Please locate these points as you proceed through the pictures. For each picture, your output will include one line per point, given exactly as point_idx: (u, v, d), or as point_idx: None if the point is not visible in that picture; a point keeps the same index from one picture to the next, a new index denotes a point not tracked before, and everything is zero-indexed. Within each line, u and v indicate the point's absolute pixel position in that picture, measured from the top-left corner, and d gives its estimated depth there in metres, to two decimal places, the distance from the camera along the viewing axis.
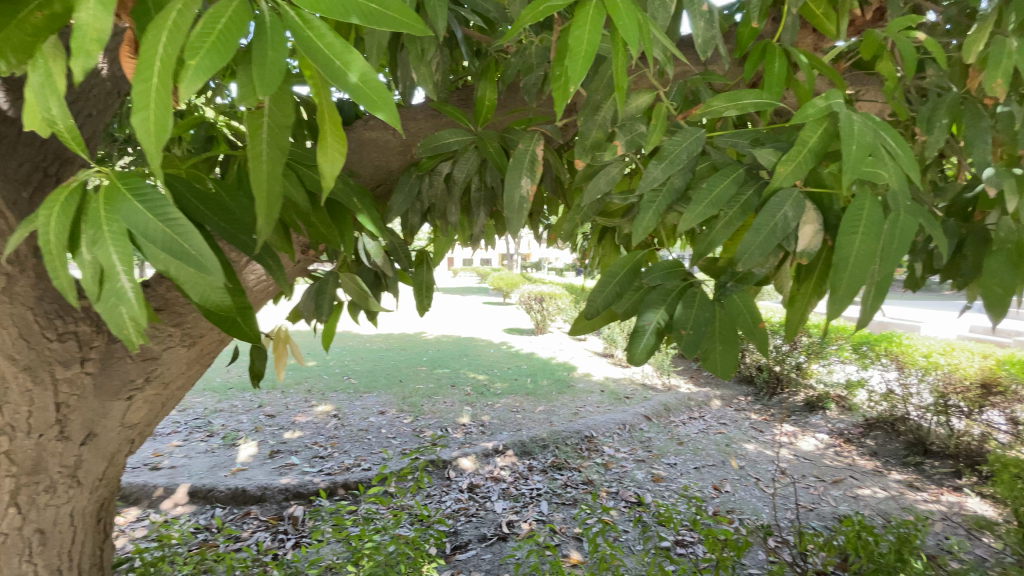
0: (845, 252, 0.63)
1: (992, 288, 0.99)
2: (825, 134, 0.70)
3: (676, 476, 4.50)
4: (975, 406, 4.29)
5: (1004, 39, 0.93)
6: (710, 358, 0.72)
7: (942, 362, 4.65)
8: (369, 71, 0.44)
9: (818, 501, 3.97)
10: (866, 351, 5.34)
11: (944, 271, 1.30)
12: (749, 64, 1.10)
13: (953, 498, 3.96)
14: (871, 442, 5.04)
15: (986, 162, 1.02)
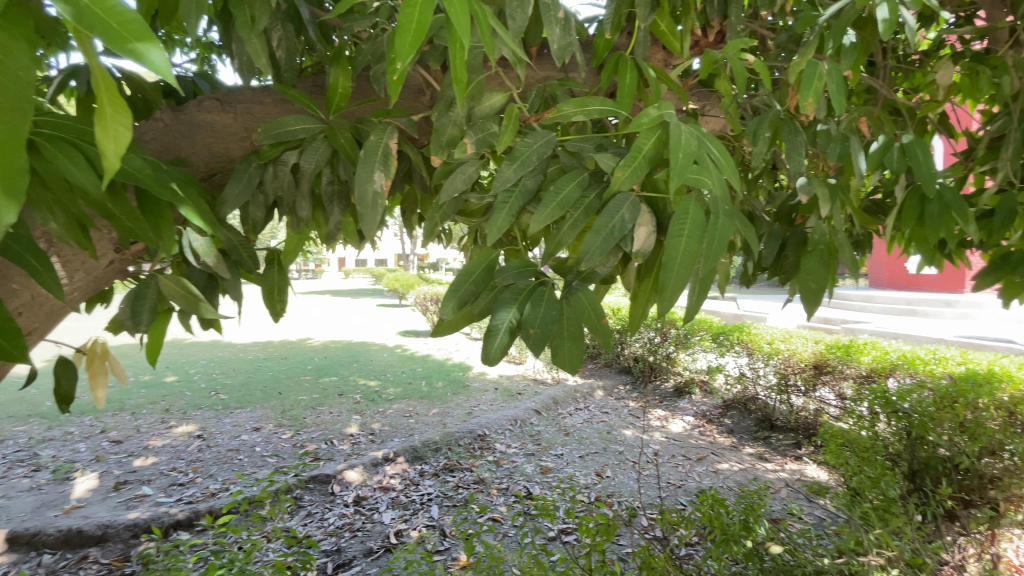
0: (673, 253, 0.67)
1: (809, 284, 1.14)
2: (658, 142, 0.74)
3: (563, 466, 4.70)
4: (806, 383, 5.04)
5: (817, 63, 1.06)
6: (559, 354, 0.73)
7: (782, 347, 5.38)
8: (125, 11, 0.39)
9: (686, 478, 4.39)
10: (724, 340, 6.02)
11: (772, 269, 1.47)
12: (606, 72, 1.15)
13: (794, 466, 4.58)
14: (729, 421, 5.69)
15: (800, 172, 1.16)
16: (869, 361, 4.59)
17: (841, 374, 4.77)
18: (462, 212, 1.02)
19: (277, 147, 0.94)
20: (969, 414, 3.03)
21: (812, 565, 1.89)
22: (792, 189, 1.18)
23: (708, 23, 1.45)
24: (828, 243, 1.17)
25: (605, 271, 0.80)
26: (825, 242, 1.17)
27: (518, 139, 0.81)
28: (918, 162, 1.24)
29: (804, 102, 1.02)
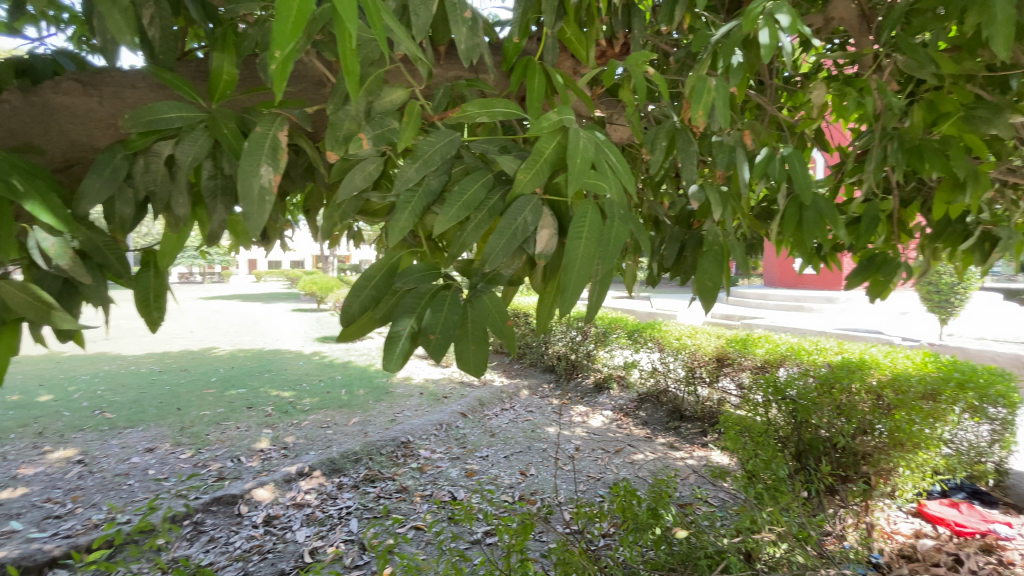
0: (573, 255, 0.69)
1: (705, 283, 1.22)
2: (559, 146, 0.76)
3: (487, 468, 4.70)
4: (710, 375, 5.43)
5: (706, 78, 1.13)
6: (464, 358, 0.72)
7: (689, 342, 5.78)
8: None
9: (604, 470, 4.57)
10: (639, 337, 6.34)
11: (673, 270, 1.57)
12: (514, 76, 1.15)
13: (701, 453, 4.92)
14: (644, 414, 6.00)
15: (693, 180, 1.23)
16: (763, 353, 5.05)
17: (740, 365, 5.20)
18: (364, 211, 0.97)
19: (147, 137, 0.87)
20: (843, 397, 3.42)
21: (713, 545, 2.04)
22: (687, 195, 1.26)
23: (614, 34, 1.51)
24: (720, 245, 1.26)
25: (509, 273, 0.79)
26: (719, 244, 1.26)
27: (419, 137, 0.79)
28: (795, 173, 1.37)
29: (695, 115, 1.09)
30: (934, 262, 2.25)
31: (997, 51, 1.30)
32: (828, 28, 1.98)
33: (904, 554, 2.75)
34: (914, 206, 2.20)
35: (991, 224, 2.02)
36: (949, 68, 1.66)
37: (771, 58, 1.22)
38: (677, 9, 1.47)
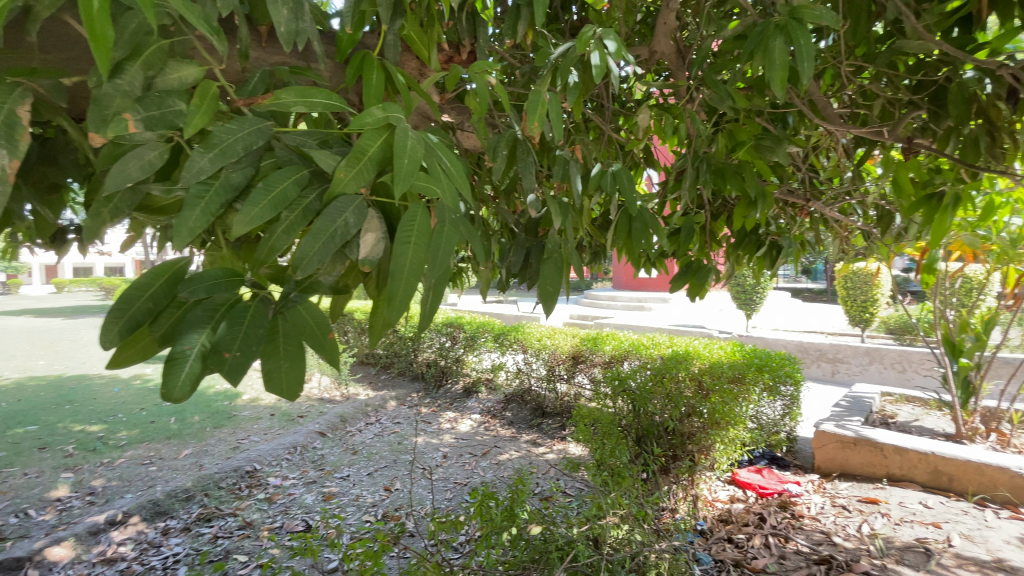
0: (400, 262, 0.64)
1: (546, 288, 1.26)
2: (385, 146, 0.71)
3: (348, 488, 4.41)
4: (568, 372, 5.79)
5: (541, 92, 1.16)
6: (273, 379, 0.65)
7: (549, 342, 6.09)
8: None
9: (471, 475, 4.60)
10: (504, 340, 6.50)
11: (519, 276, 1.60)
12: (350, 70, 1.08)
13: (561, 446, 5.21)
14: (509, 414, 6.16)
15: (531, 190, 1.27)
16: (611, 350, 5.53)
17: (592, 361, 5.63)
18: (145, 208, 0.85)
19: None
20: (673, 384, 3.89)
21: (563, 537, 2.16)
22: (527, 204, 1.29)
23: (460, 41, 1.51)
24: (559, 252, 1.31)
25: (330, 279, 0.73)
26: (558, 252, 1.32)
27: (219, 125, 0.70)
28: (622, 186, 1.49)
29: (529, 126, 1.12)
30: (738, 267, 2.65)
31: (774, 91, 1.56)
32: (652, 59, 2.24)
33: (722, 518, 3.20)
34: (722, 219, 2.56)
35: (777, 235, 2.44)
36: (743, 103, 1.96)
37: (600, 79, 1.31)
38: (519, 24, 1.53)
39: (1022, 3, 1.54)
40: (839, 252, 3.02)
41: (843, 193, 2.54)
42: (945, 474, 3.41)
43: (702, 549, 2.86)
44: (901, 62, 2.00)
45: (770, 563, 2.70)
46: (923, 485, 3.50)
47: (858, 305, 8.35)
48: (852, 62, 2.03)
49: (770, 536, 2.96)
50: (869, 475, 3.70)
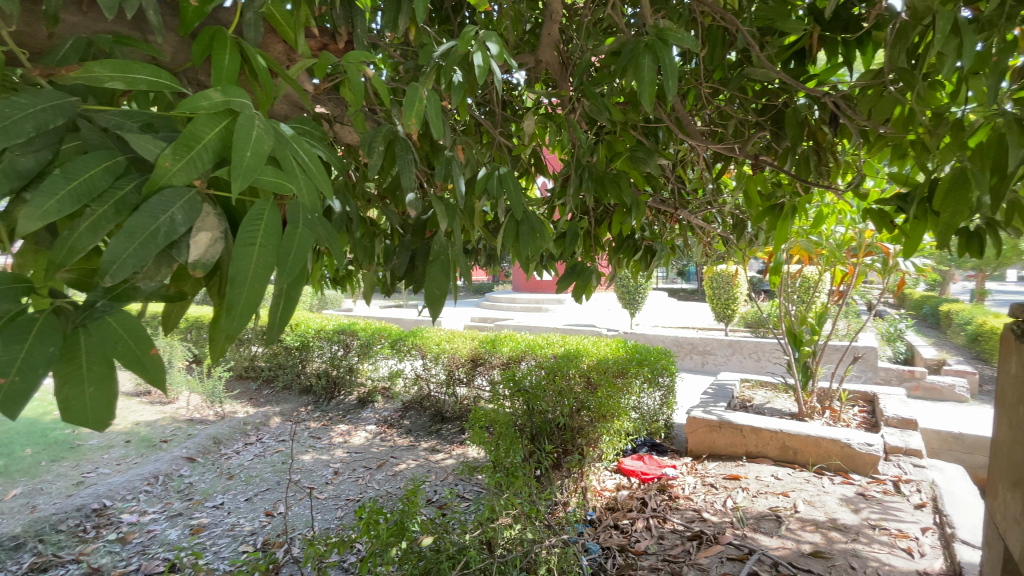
0: (243, 265, 0.57)
1: (433, 291, 1.22)
2: (226, 134, 0.63)
3: (222, 518, 3.97)
4: (467, 375, 5.75)
5: (418, 87, 1.11)
6: (72, 407, 0.58)
7: (448, 346, 6.00)
8: None
9: (364, 489, 4.39)
10: (401, 346, 6.30)
11: (406, 279, 1.53)
12: (197, 46, 0.95)
13: (460, 450, 5.15)
14: (406, 422, 5.97)
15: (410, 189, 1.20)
16: (508, 351, 5.60)
17: (491, 363, 5.66)
18: None
19: None
20: (565, 382, 4.04)
21: (455, 544, 2.15)
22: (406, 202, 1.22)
23: (335, 29, 1.42)
24: (447, 254, 1.28)
25: (153, 284, 0.65)
26: (445, 255, 1.28)
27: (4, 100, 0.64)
28: (508, 191, 1.49)
29: (406, 122, 1.06)
30: (619, 269, 2.83)
31: (644, 104, 1.67)
32: (537, 67, 2.30)
33: (609, 507, 3.39)
34: (604, 224, 2.72)
35: (651, 240, 2.64)
36: (619, 116, 2.09)
37: (483, 81, 1.30)
38: (400, 19, 1.48)
39: (842, 44, 1.83)
40: (705, 256, 3.35)
41: (706, 202, 2.82)
42: (791, 448, 3.93)
43: (591, 538, 3.00)
44: (750, 87, 2.26)
45: (651, 544, 2.91)
46: (774, 459, 4.01)
47: (723, 303, 9.39)
48: (710, 84, 2.25)
49: (651, 518, 3.20)
50: (732, 453, 4.15)
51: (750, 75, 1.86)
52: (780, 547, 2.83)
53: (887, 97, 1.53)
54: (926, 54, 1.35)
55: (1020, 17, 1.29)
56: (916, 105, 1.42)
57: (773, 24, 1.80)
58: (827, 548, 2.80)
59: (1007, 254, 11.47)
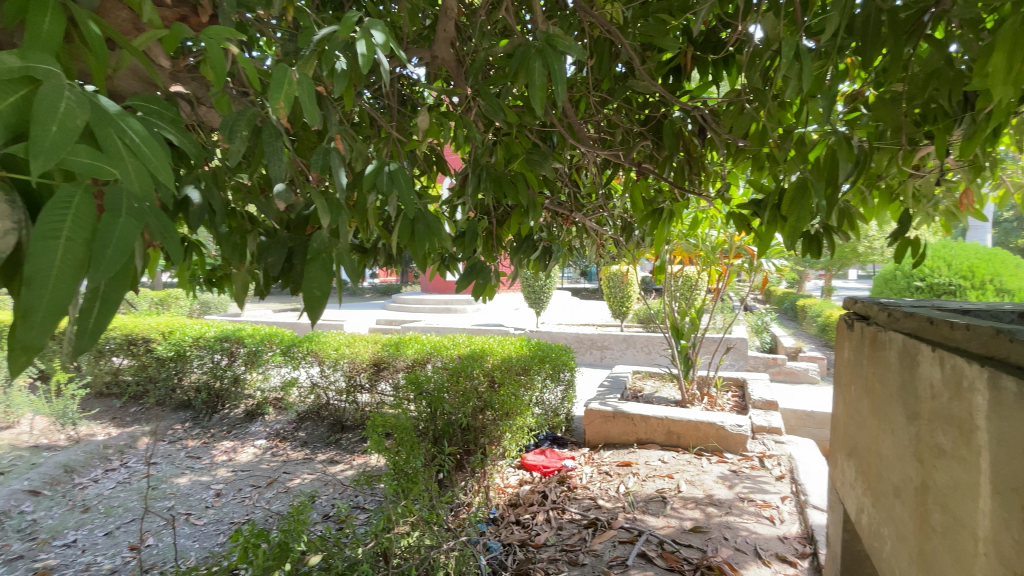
0: (45, 262, 0.50)
1: (312, 293, 1.10)
2: (25, 108, 0.57)
3: (73, 558, 3.42)
4: (370, 380, 5.46)
5: (287, 69, 1.04)
6: None
7: (348, 351, 5.67)
8: None
9: (252, 510, 4.03)
10: (294, 353, 5.86)
11: (283, 279, 1.42)
12: (7, 6, 0.79)
13: (361, 460, 4.89)
14: (302, 434, 5.59)
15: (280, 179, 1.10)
16: (413, 354, 5.40)
17: (396, 367, 5.41)
18: None
19: None
20: (468, 383, 4.02)
21: (347, 560, 2.05)
22: (274, 194, 1.12)
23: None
24: (330, 253, 1.18)
25: None
26: (326, 253, 1.18)
27: None
28: (400, 187, 1.41)
29: (273, 105, 0.98)
30: (519, 269, 2.87)
31: (536, 106, 1.69)
32: (434, 63, 2.25)
33: (511, 503, 3.45)
34: (505, 224, 2.71)
35: (549, 241, 2.71)
36: (514, 118, 2.11)
37: (368, 70, 1.23)
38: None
39: (711, 63, 2.02)
40: (599, 257, 3.51)
41: (599, 205, 2.95)
42: (675, 433, 4.27)
43: (493, 536, 3.02)
44: (634, 98, 2.41)
45: (550, 536, 2.99)
46: (661, 444, 4.33)
47: (619, 301, 9.97)
48: (598, 93, 2.36)
49: (551, 511, 3.30)
50: (625, 441, 4.42)
51: (634, 86, 1.97)
52: (665, 526, 3.05)
53: (745, 113, 1.70)
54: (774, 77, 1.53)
55: (848, 49, 1.50)
56: (768, 122, 1.59)
57: (651, 39, 1.93)
58: (705, 522, 3.07)
59: (847, 256, 13.46)
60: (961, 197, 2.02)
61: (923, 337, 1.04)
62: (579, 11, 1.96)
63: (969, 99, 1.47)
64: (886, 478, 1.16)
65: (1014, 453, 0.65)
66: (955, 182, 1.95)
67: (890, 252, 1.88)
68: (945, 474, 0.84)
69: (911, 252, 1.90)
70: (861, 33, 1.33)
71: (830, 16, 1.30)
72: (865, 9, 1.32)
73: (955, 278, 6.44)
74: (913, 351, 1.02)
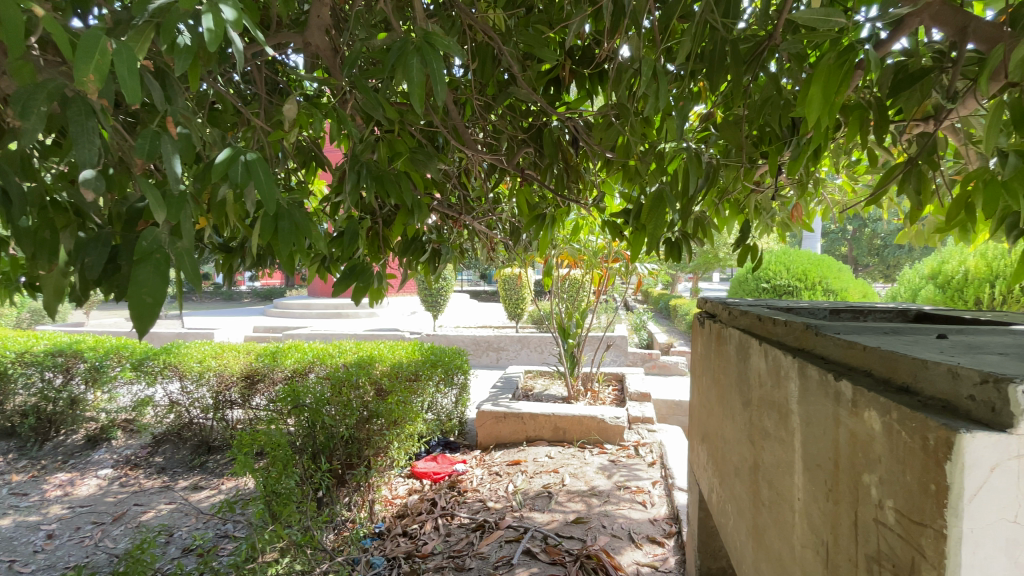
0: None
1: (141, 299, 0.91)
2: None
3: None
4: (241, 395, 4.92)
5: (102, 38, 0.90)
6: None
7: (214, 364, 5.05)
8: None
9: (93, 552, 3.44)
10: (149, 367, 5.13)
11: (108, 283, 1.21)
12: None
13: (232, 483, 4.40)
14: (158, 460, 4.91)
15: (92, 164, 0.94)
16: (292, 363, 4.97)
17: (272, 379, 4.94)
18: None
19: None
20: (353, 393, 3.78)
21: None
22: (82, 182, 0.95)
23: None
24: (166, 253, 1.00)
25: None
26: (162, 254, 1.00)
27: None
28: (258, 180, 1.25)
29: (81, 78, 0.84)
30: (408, 273, 2.77)
31: (415, 105, 1.57)
32: (308, 49, 2.08)
33: (399, 514, 3.35)
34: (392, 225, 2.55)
35: (437, 242, 2.64)
36: (394, 114, 2.00)
37: (214, 47, 1.08)
38: None
39: (587, 78, 2.11)
40: (489, 260, 3.52)
41: (487, 209, 2.95)
42: (561, 428, 4.44)
43: (377, 552, 2.91)
44: (516, 106, 2.46)
45: (437, 544, 2.94)
46: (549, 440, 4.47)
47: (513, 303, 10.20)
48: (482, 98, 2.36)
49: (439, 518, 3.24)
50: (515, 441, 4.51)
51: (515, 93, 1.99)
52: (550, 521, 3.14)
53: (613, 127, 1.81)
54: (637, 94, 1.64)
55: (698, 74, 1.65)
56: (633, 136, 1.71)
57: (532, 49, 1.96)
58: (586, 513, 3.23)
59: (711, 262, 15.13)
60: (791, 210, 2.33)
61: (754, 332, 1.18)
62: (460, 13, 1.92)
63: (794, 125, 1.70)
64: (728, 458, 1.30)
65: (818, 433, 0.75)
66: (786, 197, 2.26)
67: (737, 258, 2.12)
68: (771, 454, 0.95)
69: (752, 258, 2.16)
70: (709, 61, 1.46)
71: (683, 41, 1.42)
72: (712, 40, 1.45)
73: (792, 280, 7.52)
74: (746, 344, 1.15)
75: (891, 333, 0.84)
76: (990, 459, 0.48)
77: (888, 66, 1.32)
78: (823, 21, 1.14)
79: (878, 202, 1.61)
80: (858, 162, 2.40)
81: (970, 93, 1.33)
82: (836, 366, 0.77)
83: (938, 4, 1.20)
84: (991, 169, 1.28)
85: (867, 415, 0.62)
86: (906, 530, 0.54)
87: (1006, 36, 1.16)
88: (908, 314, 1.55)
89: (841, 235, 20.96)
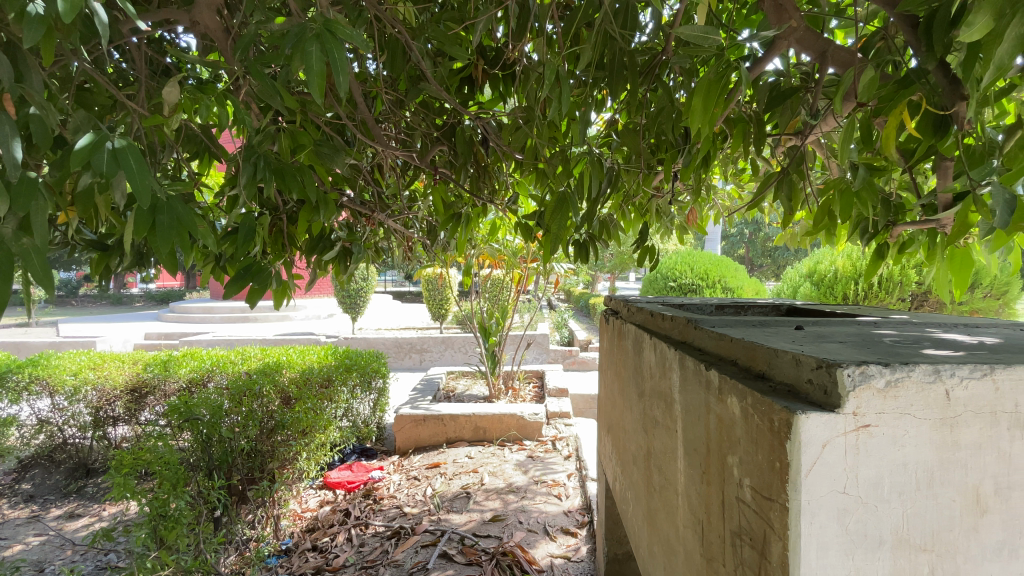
0: None
1: None
2: None
3: None
4: (128, 411, 4.40)
5: None
6: None
7: (93, 375, 4.45)
8: None
9: None
10: (11, 382, 4.35)
11: None
12: None
13: (116, 508, 3.93)
14: (25, 487, 4.29)
15: None
16: (188, 373, 4.52)
17: (164, 392, 4.45)
18: None
19: None
20: (255, 403, 3.47)
21: None
22: None
23: None
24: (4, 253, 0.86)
25: None
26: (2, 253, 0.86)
27: None
28: (129, 169, 1.11)
29: None
30: (316, 272, 2.62)
31: (315, 97, 1.45)
32: (196, 25, 1.88)
33: (308, 528, 3.19)
34: (296, 222, 2.40)
35: (346, 241, 2.52)
36: (294, 104, 1.87)
37: (71, 19, 0.92)
38: None
39: (499, 78, 2.12)
40: (405, 259, 3.43)
41: (402, 206, 2.86)
42: (481, 428, 4.45)
43: (282, 569, 2.77)
44: (430, 103, 2.40)
45: (350, 555, 2.83)
46: (469, 440, 4.46)
47: (437, 303, 10.06)
48: (393, 93, 2.28)
49: (353, 528, 3.12)
50: (435, 442, 4.46)
51: (425, 89, 1.93)
52: (467, 521, 3.13)
53: (521, 129, 1.84)
54: (542, 97, 1.67)
55: (600, 81, 1.71)
56: (540, 139, 1.75)
57: (442, 46, 1.92)
58: (503, 510, 3.26)
59: (626, 262, 15.90)
60: (688, 214, 2.49)
61: (648, 327, 1.25)
62: (366, 3, 1.83)
63: (686, 135, 1.81)
64: (628, 446, 1.36)
65: (694, 420, 0.80)
66: (684, 201, 2.41)
67: (637, 258, 2.23)
68: (660, 442, 1.00)
69: (652, 259, 2.28)
70: (610, 69, 1.52)
71: (584, 48, 1.46)
72: (611, 49, 1.51)
73: (696, 279, 8.07)
74: (640, 339, 1.22)
75: (758, 326, 0.92)
76: (821, 437, 0.54)
77: (764, 84, 1.45)
78: (702, 38, 1.22)
79: (759, 207, 1.76)
80: (744, 170, 2.61)
81: (830, 112, 1.49)
82: (709, 357, 0.83)
83: (803, 29, 1.34)
84: (846, 180, 1.45)
85: (729, 401, 0.67)
86: (760, 505, 0.60)
87: (857, 62, 1.31)
88: (781, 309, 1.72)
89: (739, 238, 22.91)
